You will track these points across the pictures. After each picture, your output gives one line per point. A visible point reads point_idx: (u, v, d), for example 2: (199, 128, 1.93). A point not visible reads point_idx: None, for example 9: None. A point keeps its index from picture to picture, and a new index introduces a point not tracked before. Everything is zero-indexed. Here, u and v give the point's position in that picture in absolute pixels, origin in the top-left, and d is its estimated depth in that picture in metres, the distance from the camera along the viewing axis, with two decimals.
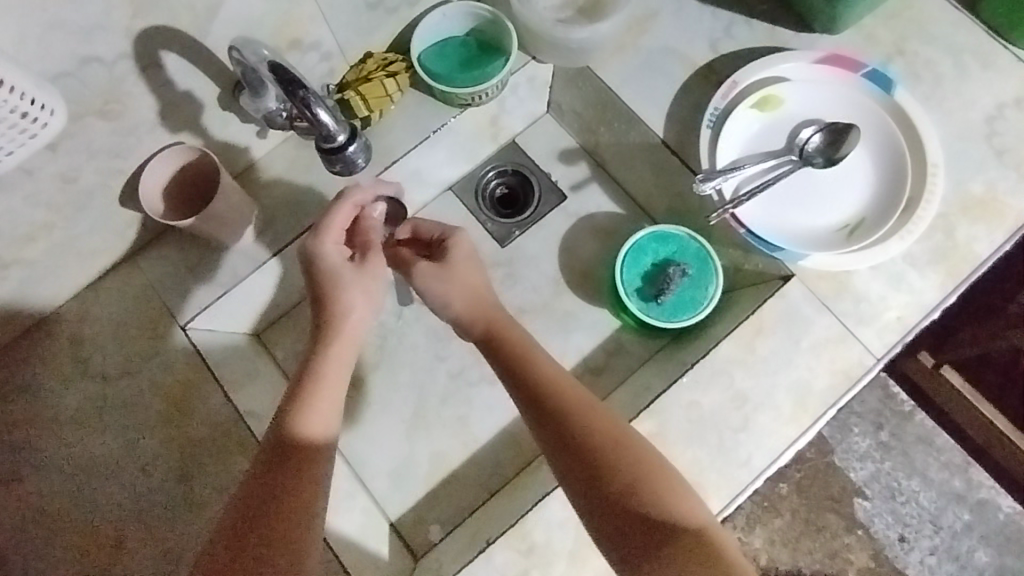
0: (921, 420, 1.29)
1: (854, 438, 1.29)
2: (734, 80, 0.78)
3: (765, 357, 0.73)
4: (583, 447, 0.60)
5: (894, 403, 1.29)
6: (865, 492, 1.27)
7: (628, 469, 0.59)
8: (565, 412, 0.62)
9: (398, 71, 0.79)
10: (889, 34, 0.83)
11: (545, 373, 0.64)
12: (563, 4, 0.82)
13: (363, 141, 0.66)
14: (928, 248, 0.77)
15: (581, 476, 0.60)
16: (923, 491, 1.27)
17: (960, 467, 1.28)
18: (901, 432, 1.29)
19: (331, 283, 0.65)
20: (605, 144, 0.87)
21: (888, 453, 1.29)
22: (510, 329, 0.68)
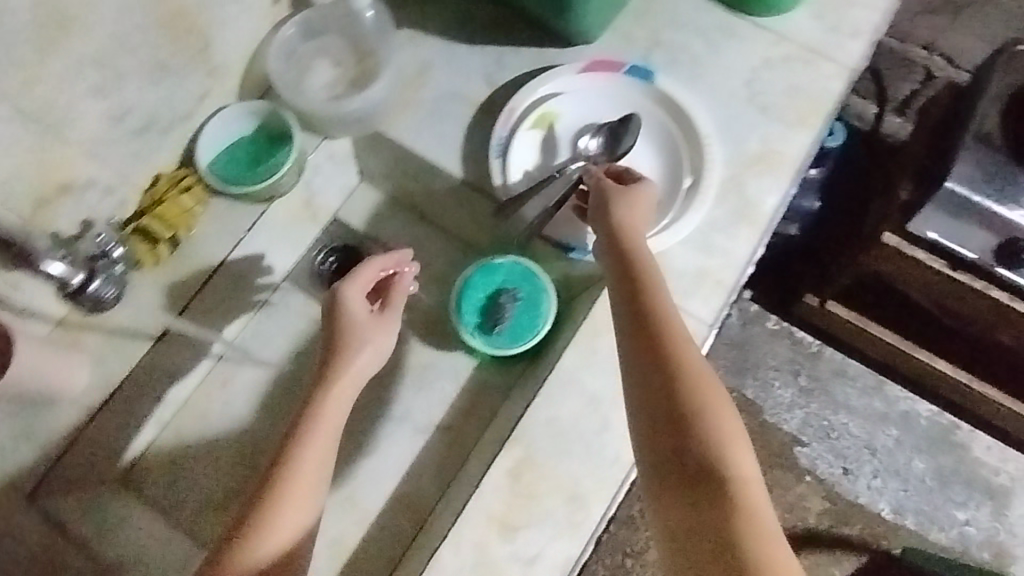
0: (830, 355, 1.32)
1: (776, 391, 1.31)
2: (509, 108, 0.83)
3: (606, 355, 0.76)
4: (697, 384, 0.60)
5: (802, 347, 1.32)
6: (802, 439, 1.29)
7: (685, 411, 0.59)
8: (677, 356, 0.61)
9: (191, 184, 0.80)
10: (643, 30, 0.90)
11: (665, 309, 0.64)
12: (335, 80, 0.85)
13: (116, 281, 0.68)
14: (726, 210, 0.82)
15: (669, 430, 0.59)
16: (851, 421, 1.30)
17: (877, 388, 1.31)
18: (817, 371, 1.32)
19: (357, 335, 0.69)
20: (420, 197, 0.90)
21: (812, 395, 1.31)
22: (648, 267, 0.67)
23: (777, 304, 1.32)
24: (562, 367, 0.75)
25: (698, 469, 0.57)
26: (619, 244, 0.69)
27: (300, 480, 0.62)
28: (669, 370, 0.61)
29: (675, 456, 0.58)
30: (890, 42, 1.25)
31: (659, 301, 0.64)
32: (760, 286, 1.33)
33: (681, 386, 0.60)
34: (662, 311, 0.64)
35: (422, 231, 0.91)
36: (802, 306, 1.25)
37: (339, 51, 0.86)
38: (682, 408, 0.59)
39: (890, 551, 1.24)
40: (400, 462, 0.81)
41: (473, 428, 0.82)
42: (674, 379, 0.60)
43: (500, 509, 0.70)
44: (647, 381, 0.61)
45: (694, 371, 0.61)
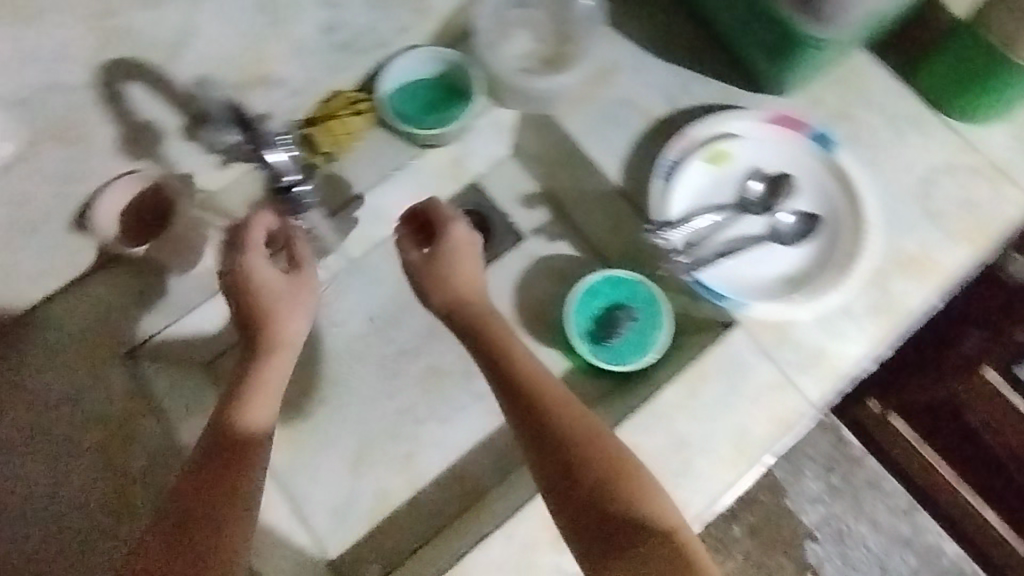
0: (871, 465, 1.31)
1: (806, 481, 1.30)
2: (685, 133, 0.82)
3: (706, 403, 0.75)
4: (609, 457, 0.61)
5: (846, 448, 1.31)
6: (816, 535, 1.29)
7: (591, 478, 0.60)
8: (547, 408, 0.63)
9: (363, 110, 0.82)
10: (834, 99, 0.89)
11: (534, 377, 0.65)
12: (528, 54, 0.86)
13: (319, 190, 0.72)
14: (864, 301, 0.80)
15: (589, 496, 0.59)
16: (871, 534, 1.29)
17: (908, 512, 1.29)
18: (852, 477, 1.31)
19: (277, 297, 0.69)
20: (564, 189, 0.91)
21: (839, 497, 1.30)
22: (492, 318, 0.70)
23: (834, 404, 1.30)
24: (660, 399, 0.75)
25: (658, 539, 0.57)
26: (483, 304, 0.71)
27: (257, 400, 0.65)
28: (579, 432, 0.62)
29: (601, 519, 0.58)
30: None
31: (517, 366, 0.65)
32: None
33: (585, 459, 0.61)
34: (530, 378, 0.65)
35: (554, 224, 0.92)
36: (864, 410, 1.20)
37: (539, 27, 0.87)
38: (587, 477, 0.60)
39: None
40: (470, 437, 0.81)
41: None
42: (593, 446, 0.62)
43: None
44: (555, 438, 0.62)
45: (606, 448, 0.62)
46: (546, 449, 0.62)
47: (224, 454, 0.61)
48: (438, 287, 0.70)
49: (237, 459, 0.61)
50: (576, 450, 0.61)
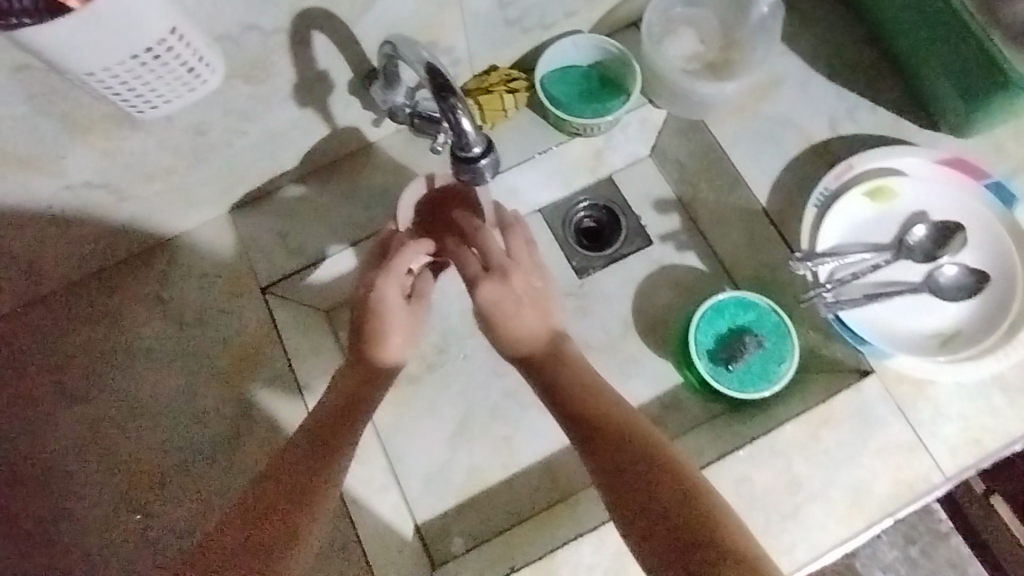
0: (956, 544, 1.23)
1: (882, 546, 1.23)
2: (850, 163, 0.77)
3: (827, 449, 0.71)
4: (696, 497, 0.56)
5: (930, 519, 1.24)
6: None
7: (696, 523, 0.54)
8: (610, 432, 0.60)
9: (518, 89, 0.80)
10: (1019, 148, 0.80)
11: (605, 409, 0.62)
12: (692, 56, 0.82)
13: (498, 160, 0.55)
14: (1022, 375, 0.73)
15: (674, 536, 0.54)
16: None
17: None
18: (931, 552, 1.23)
19: (391, 314, 0.68)
20: (701, 200, 0.87)
21: (915, 569, 1.23)
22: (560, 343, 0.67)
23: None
24: (778, 436, 0.71)
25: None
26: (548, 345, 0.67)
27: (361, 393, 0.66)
28: (654, 469, 0.58)
29: (705, 567, 0.51)
30: None
31: (570, 386, 0.64)
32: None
33: (661, 496, 0.56)
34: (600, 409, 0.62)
35: (685, 233, 0.89)
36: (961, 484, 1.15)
37: (708, 28, 0.83)
38: (673, 516, 0.55)
39: None
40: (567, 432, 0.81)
41: None
42: (678, 485, 0.57)
43: None
44: (636, 480, 0.57)
45: (689, 483, 0.57)
46: (629, 490, 0.57)
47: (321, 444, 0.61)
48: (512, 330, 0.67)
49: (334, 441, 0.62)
50: (649, 487, 0.57)
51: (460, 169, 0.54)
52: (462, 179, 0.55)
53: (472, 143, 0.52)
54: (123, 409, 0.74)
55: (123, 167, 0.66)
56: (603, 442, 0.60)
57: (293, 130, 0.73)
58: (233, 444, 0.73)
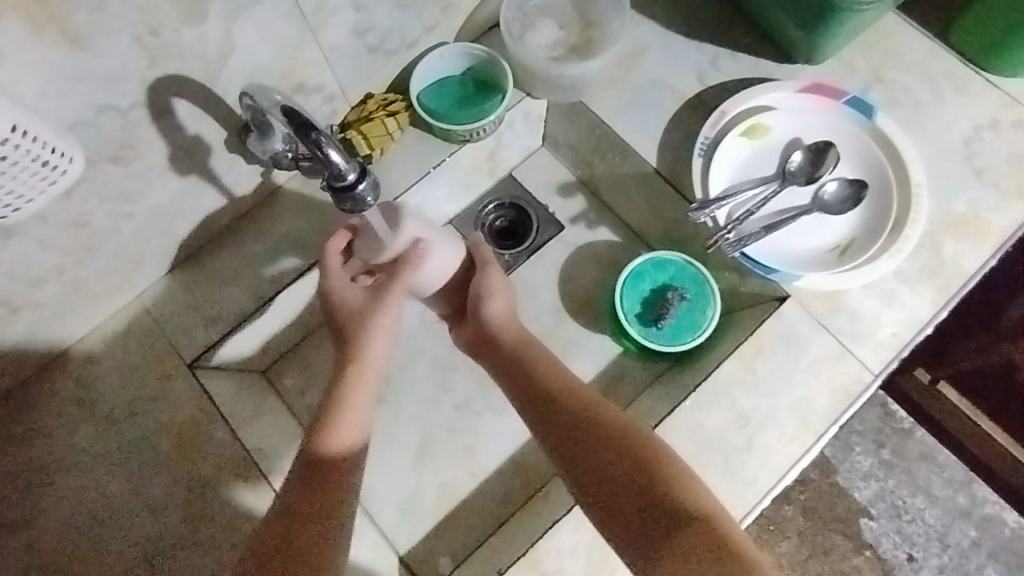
0: (921, 437, 1.30)
1: (856, 457, 1.29)
2: (722, 110, 0.81)
3: (765, 378, 0.74)
4: (642, 452, 0.61)
5: (894, 420, 1.30)
6: (871, 512, 1.28)
7: (646, 488, 0.59)
8: (552, 395, 0.68)
9: (398, 111, 0.81)
10: (867, 63, 0.87)
11: (551, 380, 0.69)
12: (556, 42, 0.84)
13: (375, 180, 0.61)
14: (917, 266, 0.79)
15: (637, 507, 0.59)
16: (928, 508, 1.28)
17: (966, 483, 1.29)
18: (903, 450, 1.30)
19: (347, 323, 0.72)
20: (600, 176, 0.90)
21: (891, 470, 1.29)
22: (512, 330, 0.75)
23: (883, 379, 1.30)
24: (718, 376, 0.75)
25: (700, 537, 0.56)
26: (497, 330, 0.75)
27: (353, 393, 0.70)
28: (637, 459, 0.61)
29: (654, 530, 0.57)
30: None
31: (528, 368, 0.71)
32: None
33: (619, 461, 0.61)
34: (580, 407, 0.66)
35: (595, 210, 0.92)
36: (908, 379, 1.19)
37: (564, 14, 0.86)
38: (636, 482, 0.60)
39: None
40: (526, 427, 0.83)
41: None
42: (654, 474, 0.60)
43: None
44: (579, 449, 0.63)
45: (640, 447, 0.62)
46: (600, 478, 0.61)
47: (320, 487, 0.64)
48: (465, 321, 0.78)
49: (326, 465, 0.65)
50: (628, 475, 0.60)
51: (342, 198, 0.59)
52: (347, 210, 0.61)
53: (346, 171, 0.57)
54: (69, 521, 0.71)
55: (7, 278, 0.64)
56: (562, 421, 0.66)
57: (181, 200, 0.72)
58: (195, 523, 0.72)
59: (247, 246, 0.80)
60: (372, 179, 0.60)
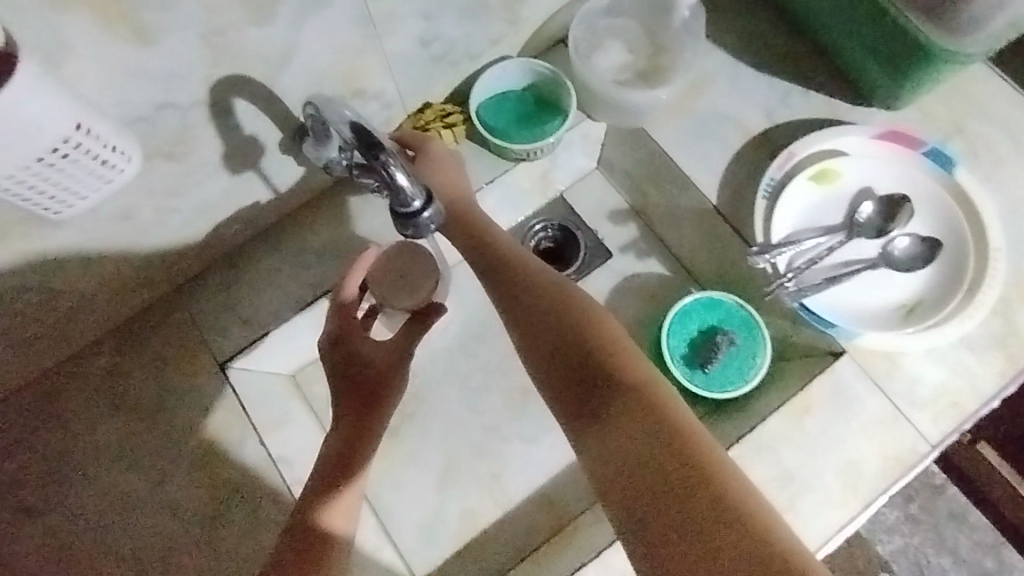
0: (953, 495, 1.23)
1: (882, 510, 1.23)
2: (791, 150, 0.77)
3: (811, 435, 0.72)
4: (615, 356, 0.57)
5: (926, 475, 1.24)
6: (892, 567, 1.23)
7: (616, 390, 0.54)
8: (532, 297, 0.63)
9: (455, 123, 0.80)
10: (946, 112, 0.83)
11: (539, 286, 0.64)
12: (622, 65, 0.81)
13: (440, 207, 0.59)
14: (986, 333, 0.74)
15: (601, 406, 0.54)
16: (953, 571, 1.22)
17: (993, 547, 1.22)
18: (931, 506, 1.24)
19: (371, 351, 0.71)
20: (654, 206, 0.87)
21: (918, 527, 1.24)
22: (500, 239, 0.69)
23: None
24: (763, 430, 0.72)
25: (664, 439, 0.50)
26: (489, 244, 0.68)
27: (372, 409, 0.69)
28: (612, 368, 0.56)
29: (615, 427, 0.52)
30: None
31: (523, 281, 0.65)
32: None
33: (595, 367, 0.56)
34: (581, 321, 0.60)
35: (645, 240, 0.89)
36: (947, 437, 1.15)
37: (632, 36, 0.82)
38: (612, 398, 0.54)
39: None
40: (556, 459, 0.80)
41: None
42: (625, 377, 0.55)
43: None
44: (555, 346, 0.59)
45: (615, 353, 0.57)
46: (571, 381, 0.57)
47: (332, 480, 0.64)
48: (462, 237, 0.70)
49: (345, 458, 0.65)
50: (599, 378, 0.56)
51: (404, 223, 0.58)
52: (407, 234, 0.59)
53: (411, 197, 0.55)
54: (88, 513, 0.70)
55: (51, 265, 0.63)
56: (543, 321, 0.61)
57: (229, 198, 0.71)
58: (212, 524, 0.70)
59: (291, 249, 0.78)
60: (436, 206, 0.58)
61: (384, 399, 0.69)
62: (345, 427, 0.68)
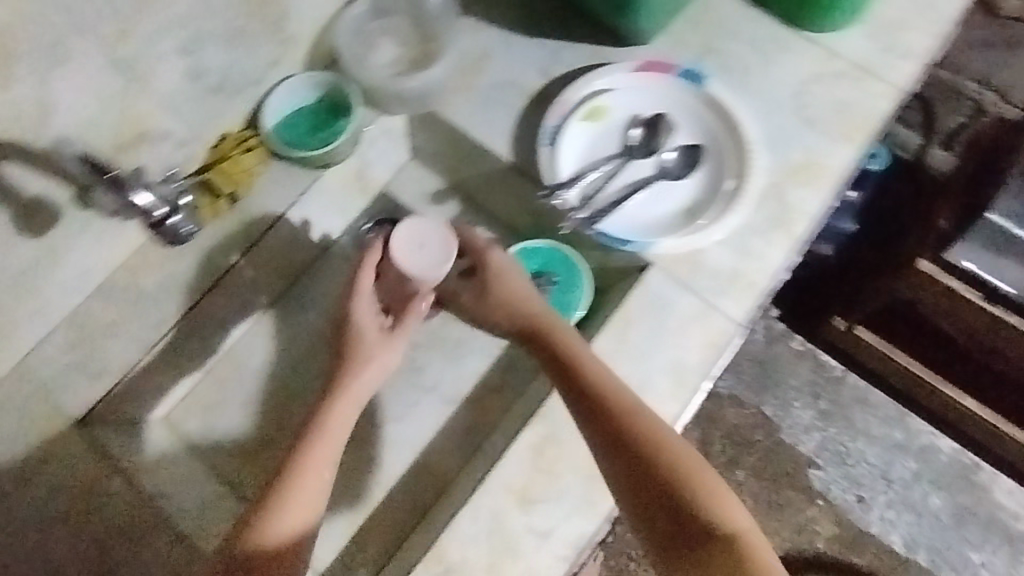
0: (852, 382, 1.46)
1: (795, 411, 1.45)
2: (561, 98, 0.86)
3: (636, 344, 0.78)
4: (673, 471, 0.63)
5: (825, 371, 1.47)
6: (818, 462, 1.42)
7: (679, 510, 0.62)
8: (598, 390, 0.68)
9: (255, 145, 0.85)
10: (696, 37, 0.94)
11: (601, 384, 0.68)
12: (395, 60, 0.89)
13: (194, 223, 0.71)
14: (765, 216, 0.84)
15: (661, 506, 0.62)
16: (869, 449, 1.43)
17: (898, 419, 1.44)
18: (838, 397, 1.46)
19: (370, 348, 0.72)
20: (467, 179, 0.94)
21: (831, 420, 1.44)
22: (552, 322, 0.74)
23: (804, 329, 1.47)
24: (596, 349, 0.78)
25: (720, 540, 0.60)
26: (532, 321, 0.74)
27: (337, 410, 0.70)
28: (659, 470, 0.63)
29: (669, 535, 0.62)
30: (945, 76, 1.33)
31: (584, 368, 0.69)
32: (789, 307, 1.48)
33: (637, 439, 0.65)
34: (625, 411, 0.66)
35: (468, 211, 0.95)
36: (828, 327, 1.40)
37: (402, 33, 0.90)
38: (653, 490, 0.63)
39: None
40: (428, 430, 0.85)
41: (501, 401, 0.86)
42: (682, 493, 0.62)
43: (519, 481, 0.73)
44: (608, 435, 0.66)
45: (671, 452, 0.64)
46: (620, 467, 0.64)
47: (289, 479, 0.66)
48: (503, 312, 0.76)
49: (300, 461, 0.67)
50: (660, 487, 0.63)
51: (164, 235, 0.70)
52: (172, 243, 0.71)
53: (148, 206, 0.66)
54: None
55: None
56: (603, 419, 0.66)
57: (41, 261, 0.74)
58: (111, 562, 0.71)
59: (123, 297, 0.81)
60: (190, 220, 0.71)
61: (349, 379, 0.70)
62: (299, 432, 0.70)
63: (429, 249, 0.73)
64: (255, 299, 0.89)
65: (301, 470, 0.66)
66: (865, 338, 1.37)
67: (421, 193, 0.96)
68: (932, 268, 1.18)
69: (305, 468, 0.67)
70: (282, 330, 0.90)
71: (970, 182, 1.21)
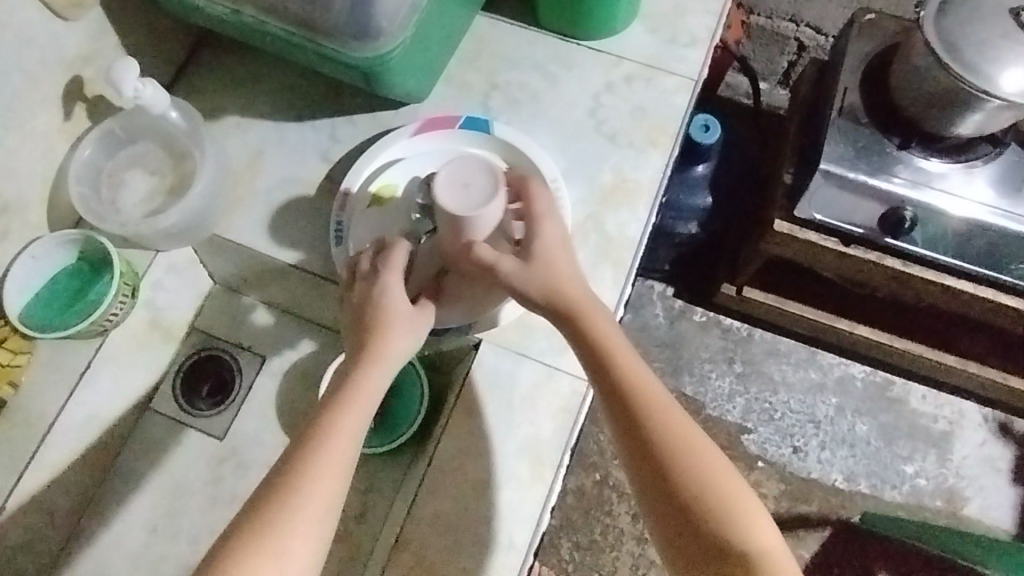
0: (760, 336, 1.34)
1: (714, 383, 1.33)
2: (344, 187, 0.79)
3: (483, 435, 0.73)
4: (697, 468, 0.57)
5: (731, 333, 1.35)
6: (748, 426, 1.31)
7: (697, 523, 0.56)
8: (634, 386, 0.60)
9: (7, 336, 0.72)
10: (478, 74, 0.88)
11: (633, 376, 0.61)
12: (151, 193, 0.78)
13: None
14: (588, 254, 0.80)
15: (677, 523, 0.57)
16: (792, 398, 1.32)
17: (810, 359, 1.34)
18: (749, 354, 1.34)
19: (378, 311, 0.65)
20: (276, 293, 0.87)
21: (748, 380, 1.33)
22: (590, 308, 0.64)
23: (700, 297, 1.36)
24: (441, 456, 0.72)
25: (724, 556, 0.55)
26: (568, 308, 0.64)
27: (347, 417, 0.59)
28: (684, 474, 0.57)
29: (685, 541, 0.56)
30: (759, 19, 1.31)
31: (617, 371, 0.61)
32: (681, 282, 1.36)
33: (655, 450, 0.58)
34: (648, 413, 0.59)
35: (287, 327, 0.88)
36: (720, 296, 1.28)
37: (151, 159, 0.79)
38: (683, 501, 0.57)
39: (850, 520, 1.27)
40: None
41: (368, 527, 0.79)
42: (686, 500, 0.57)
43: None
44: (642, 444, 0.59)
45: (674, 456, 0.58)
46: (651, 477, 0.58)
47: (262, 512, 0.54)
48: (549, 290, 0.65)
49: (298, 477, 0.56)
50: (687, 492, 0.57)
51: None
52: None
53: None
54: None
55: None
56: (639, 423, 0.59)
57: None
58: None
59: None
60: None
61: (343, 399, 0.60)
62: (299, 452, 0.57)
63: (475, 187, 0.66)
64: (59, 496, 0.78)
65: (291, 534, 0.54)
66: (759, 298, 1.26)
67: (233, 320, 0.88)
68: (788, 225, 1.07)
69: (300, 510, 0.54)
70: (114, 521, 0.80)
71: (802, 131, 1.11)
